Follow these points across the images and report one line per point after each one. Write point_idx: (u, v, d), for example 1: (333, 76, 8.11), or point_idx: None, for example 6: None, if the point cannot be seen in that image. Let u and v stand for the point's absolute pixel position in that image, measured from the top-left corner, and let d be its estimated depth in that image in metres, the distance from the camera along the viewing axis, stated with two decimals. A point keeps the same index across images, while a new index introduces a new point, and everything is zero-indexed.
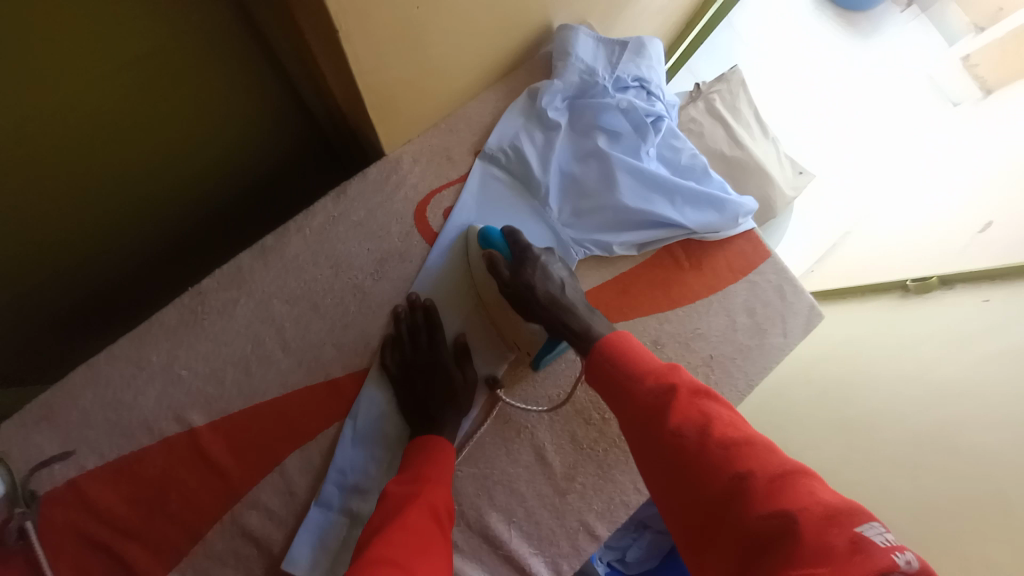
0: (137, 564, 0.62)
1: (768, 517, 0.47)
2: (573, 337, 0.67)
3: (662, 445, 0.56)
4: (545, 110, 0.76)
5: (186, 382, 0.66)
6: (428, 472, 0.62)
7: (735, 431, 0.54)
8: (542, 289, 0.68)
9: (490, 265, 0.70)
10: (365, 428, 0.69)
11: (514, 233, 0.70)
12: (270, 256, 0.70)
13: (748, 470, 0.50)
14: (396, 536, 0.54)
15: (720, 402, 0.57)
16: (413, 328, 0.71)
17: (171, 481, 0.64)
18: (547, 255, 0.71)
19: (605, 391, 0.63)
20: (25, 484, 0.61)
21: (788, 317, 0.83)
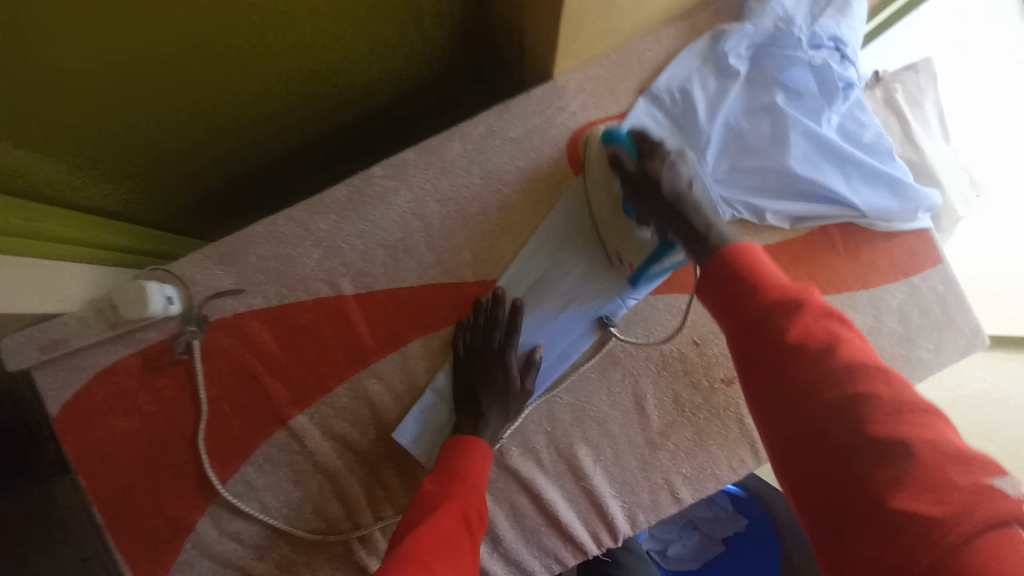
0: (276, 398, 0.71)
1: (891, 441, 0.40)
2: (690, 242, 0.58)
3: (769, 354, 0.49)
4: (727, 54, 0.73)
5: (343, 254, 0.74)
6: (464, 473, 0.61)
7: (866, 362, 0.46)
8: (669, 186, 0.59)
9: (612, 158, 0.64)
10: (472, 336, 0.71)
11: (642, 132, 0.63)
12: (431, 156, 0.75)
13: (874, 395, 0.43)
14: (427, 533, 0.52)
15: (852, 328, 0.49)
16: (490, 320, 0.71)
17: (315, 337, 0.72)
18: (679, 157, 0.62)
19: (711, 292, 0.56)
20: (200, 308, 0.72)
21: (947, 333, 0.75)
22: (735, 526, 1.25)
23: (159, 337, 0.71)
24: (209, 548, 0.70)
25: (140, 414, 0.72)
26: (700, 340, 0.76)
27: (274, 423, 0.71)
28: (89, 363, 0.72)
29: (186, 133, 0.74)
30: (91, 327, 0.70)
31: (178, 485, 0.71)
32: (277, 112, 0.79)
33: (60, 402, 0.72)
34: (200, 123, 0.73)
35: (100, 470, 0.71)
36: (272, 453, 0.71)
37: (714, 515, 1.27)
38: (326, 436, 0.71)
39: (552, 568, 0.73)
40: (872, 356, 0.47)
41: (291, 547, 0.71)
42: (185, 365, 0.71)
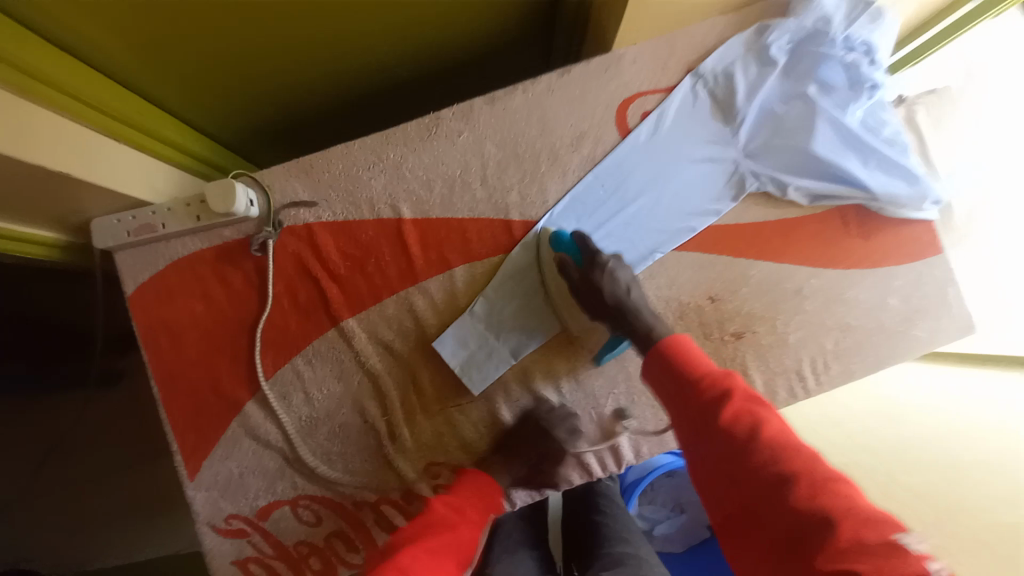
0: (333, 300, 0.80)
1: (815, 509, 0.45)
2: (634, 337, 0.69)
3: (708, 452, 0.54)
4: (769, 45, 0.81)
5: (406, 182, 0.82)
6: (473, 512, 0.67)
7: (782, 433, 0.51)
8: (608, 292, 0.72)
9: (559, 264, 0.76)
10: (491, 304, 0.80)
11: (582, 236, 0.76)
12: (496, 105, 0.83)
13: (793, 471, 0.48)
14: (433, 547, 0.58)
15: (771, 407, 0.54)
16: (515, 280, 0.80)
17: (373, 251, 0.81)
18: (616, 262, 0.75)
19: (661, 392, 0.63)
20: (276, 212, 0.81)
21: (942, 318, 0.81)
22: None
23: (235, 236, 0.80)
24: (254, 429, 0.77)
25: (207, 300, 0.80)
26: (716, 296, 0.81)
27: (328, 323, 0.80)
28: (169, 250, 0.80)
29: (270, 70, 0.80)
30: (179, 218, 0.78)
31: (233, 369, 0.79)
32: (352, 58, 0.83)
33: (136, 282, 0.80)
34: (281, 60, 0.78)
35: (163, 347, 0.79)
36: (321, 349, 0.79)
37: (702, 500, 1.26)
38: (371, 340, 0.80)
39: (559, 485, 0.79)
40: (793, 433, 0.52)
41: (327, 436, 0.78)
42: (254, 263, 0.80)
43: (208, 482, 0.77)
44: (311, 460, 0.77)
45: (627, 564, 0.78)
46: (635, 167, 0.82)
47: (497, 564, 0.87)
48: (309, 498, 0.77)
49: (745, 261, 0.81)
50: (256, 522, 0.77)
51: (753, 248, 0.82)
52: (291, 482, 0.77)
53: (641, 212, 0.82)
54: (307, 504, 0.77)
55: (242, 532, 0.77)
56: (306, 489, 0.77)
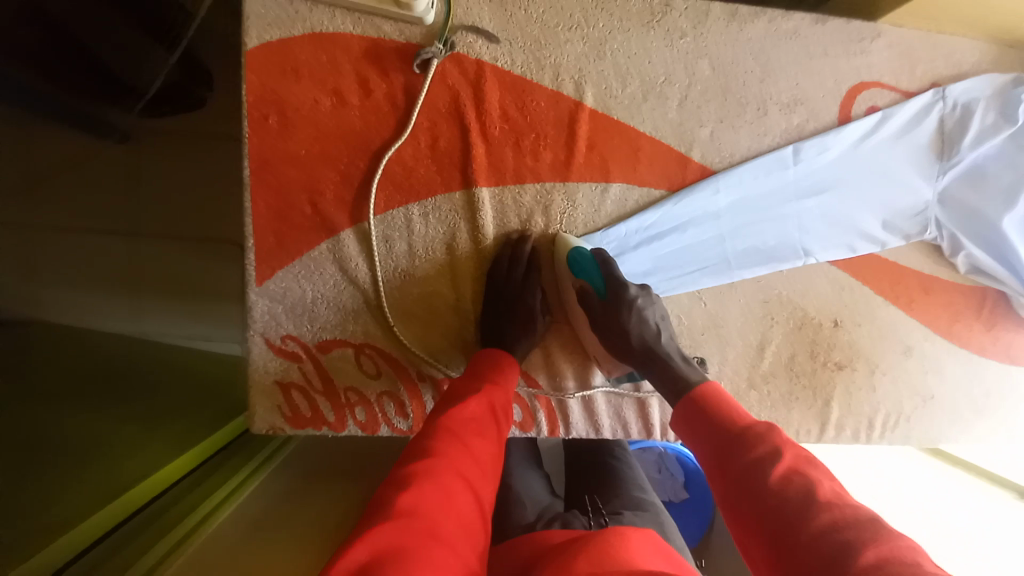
0: (475, 162, 0.70)
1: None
2: (663, 384, 0.66)
3: (755, 509, 0.50)
4: (1023, 100, 0.72)
5: (602, 64, 0.70)
6: (493, 374, 0.66)
7: (839, 501, 0.47)
8: (637, 338, 0.68)
9: (581, 294, 0.70)
10: (498, 280, 0.71)
11: (607, 263, 0.68)
12: (734, 23, 0.71)
13: (859, 536, 0.43)
14: (460, 413, 0.60)
15: (825, 470, 0.51)
16: (512, 261, 0.71)
17: (535, 126, 0.70)
18: (645, 299, 0.69)
19: (691, 438, 0.60)
20: (451, 31, 0.67)
21: (1006, 421, 0.84)
22: (672, 493, 1.28)
23: (393, 36, 0.67)
24: (344, 260, 0.70)
25: (337, 98, 0.67)
26: (840, 322, 0.79)
27: (459, 184, 0.70)
28: (311, 19, 0.66)
29: None
30: None
31: (338, 185, 0.69)
32: None
33: (261, 39, 0.66)
34: None
35: (269, 129, 0.67)
36: (441, 206, 0.70)
37: (659, 478, 1.29)
38: (495, 222, 0.72)
39: (616, 434, 0.79)
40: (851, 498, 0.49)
41: (414, 298, 0.72)
42: (406, 80, 0.67)
43: (275, 293, 0.70)
44: (391, 315, 0.71)
45: (647, 509, 0.86)
46: (831, 161, 0.75)
47: (514, 473, 0.90)
48: (376, 350, 0.72)
49: (880, 302, 0.80)
50: (313, 352, 0.71)
51: (894, 292, 0.80)
52: (363, 327, 0.71)
53: (813, 211, 0.75)
54: (371, 355, 0.72)
55: (295, 357, 0.71)
56: (376, 341, 0.72)
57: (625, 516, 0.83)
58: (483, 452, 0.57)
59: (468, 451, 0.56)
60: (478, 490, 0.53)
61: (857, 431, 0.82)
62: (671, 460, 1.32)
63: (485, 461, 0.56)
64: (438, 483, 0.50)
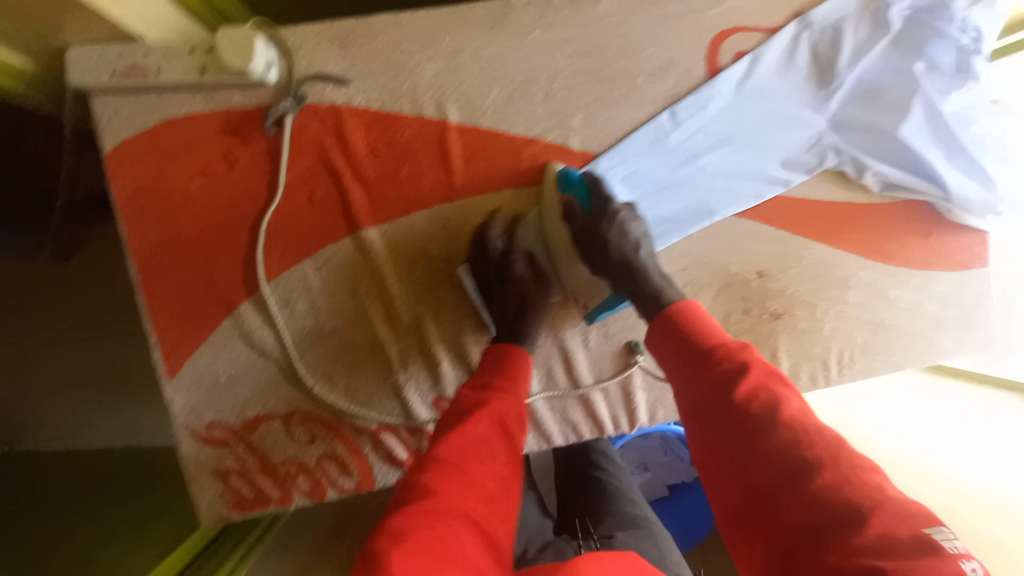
0: (356, 205, 0.69)
1: (840, 504, 0.37)
2: (641, 299, 0.61)
3: (723, 428, 0.46)
4: (889, 6, 0.71)
5: (458, 78, 0.69)
6: (467, 390, 0.61)
7: (803, 417, 0.44)
8: (615, 247, 0.63)
9: (565, 208, 0.67)
10: (404, 310, 0.71)
11: (594, 181, 0.66)
12: (577, 4, 0.70)
13: (817, 458, 0.41)
14: (443, 438, 0.55)
15: (793, 387, 0.47)
16: (411, 290, 0.71)
17: (407, 155, 0.70)
18: (628, 214, 0.65)
19: (661, 357, 0.55)
20: (298, 84, 0.66)
21: (970, 330, 0.81)
22: (685, 475, 1.25)
23: (244, 104, 0.66)
24: (248, 332, 0.69)
25: (205, 176, 0.67)
26: (765, 272, 0.77)
27: (347, 229, 0.69)
28: (161, 107, 0.66)
29: None
30: (176, 68, 0.64)
31: (226, 260, 0.68)
32: None
33: (118, 139, 0.66)
34: None
35: (146, 222, 0.67)
36: (334, 256, 0.69)
37: (669, 462, 1.26)
38: (393, 257, 0.70)
39: (568, 438, 0.77)
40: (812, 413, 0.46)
41: (333, 354, 0.70)
42: (267, 142, 0.67)
43: (189, 381, 0.69)
44: (311, 377, 0.69)
45: (640, 525, 0.82)
46: (712, 115, 0.74)
47: None
48: (304, 415, 0.70)
49: (800, 241, 0.78)
50: (239, 432, 0.70)
51: (813, 228, 0.78)
52: (285, 394, 0.70)
53: (708, 167, 0.74)
54: (301, 421, 0.70)
55: (224, 441, 0.70)
56: (300, 406, 0.70)
57: (617, 536, 0.78)
58: (478, 473, 0.53)
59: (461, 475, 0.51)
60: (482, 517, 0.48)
61: (817, 375, 0.79)
62: (675, 441, 1.29)
63: (480, 481, 0.52)
64: (429, 503, 0.47)
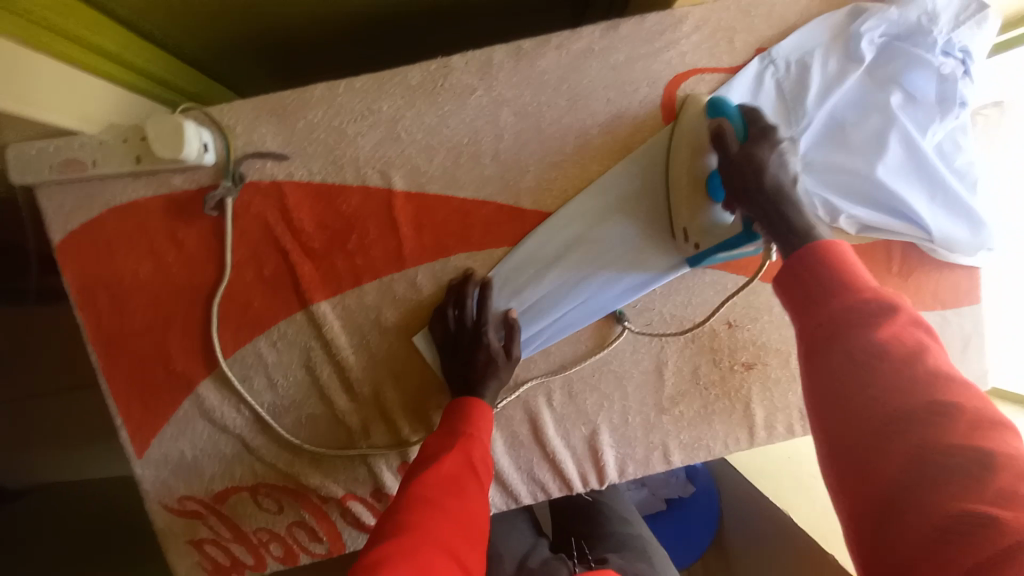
0: (304, 279, 0.68)
1: (973, 458, 0.35)
2: (783, 233, 0.50)
3: (858, 358, 0.41)
4: (862, 35, 0.66)
5: (401, 145, 0.67)
6: (465, 426, 0.63)
7: (946, 372, 0.39)
8: (774, 177, 0.51)
9: (716, 136, 0.57)
10: (359, 383, 0.70)
11: (756, 112, 0.55)
12: (520, 59, 0.68)
13: (957, 409, 0.37)
14: (433, 475, 0.57)
15: (938, 338, 0.42)
16: (366, 362, 0.70)
17: (353, 226, 0.68)
18: (789, 145, 0.53)
19: (784, 290, 0.47)
20: (237, 164, 0.65)
21: (958, 370, 0.77)
22: (680, 490, 1.25)
23: (185, 186, 0.66)
24: (210, 411, 0.70)
25: (154, 260, 0.67)
26: (734, 323, 0.74)
27: (296, 305, 0.68)
28: (105, 195, 0.66)
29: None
30: (113, 158, 0.63)
31: (183, 341, 0.68)
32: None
33: (66, 229, 0.66)
34: None
35: (102, 308, 0.68)
36: (286, 333, 0.68)
37: (666, 476, 1.26)
38: (347, 330, 0.69)
39: (536, 496, 0.77)
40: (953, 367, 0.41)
41: (293, 427, 0.70)
42: (210, 223, 0.66)
43: (159, 458, 0.71)
44: (274, 449, 0.71)
45: (634, 548, 0.84)
46: None
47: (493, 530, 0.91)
48: (270, 486, 0.72)
49: (770, 289, 0.74)
50: (211, 505, 0.72)
51: (784, 275, 0.74)
52: (251, 467, 0.71)
53: None
54: (267, 492, 0.72)
55: (197, 514, 0.72)
56: (266, 478, 0.72)
57: (612, 560, 0.81)
58: (464, 512, 0.54)
59: (447, 513, 0.53)
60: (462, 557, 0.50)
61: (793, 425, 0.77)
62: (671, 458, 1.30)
63: (467, 518, 0.54)
64: (417, 562, 0.47)
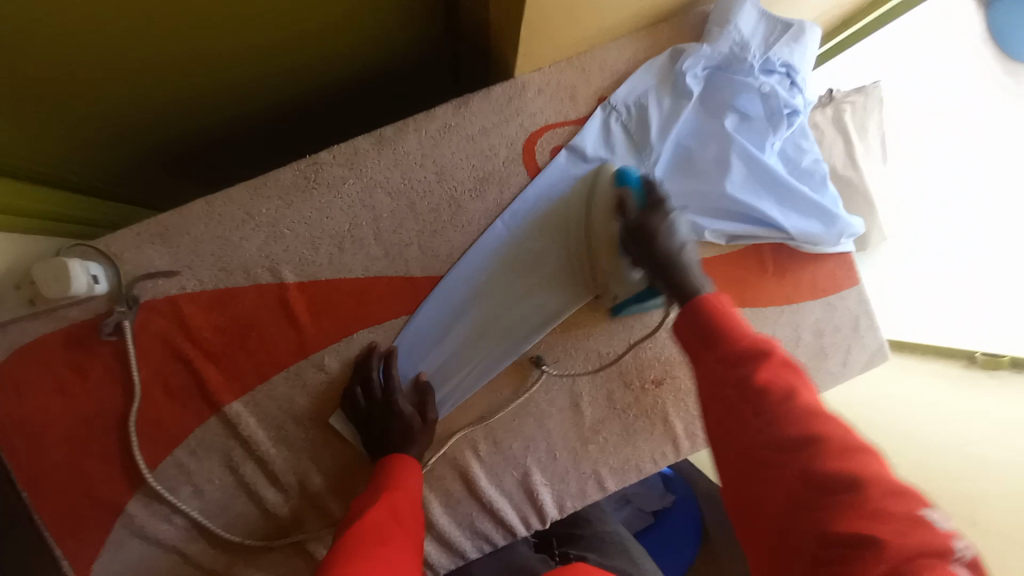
0: (211, 386, 0.70)
1: (844, 480, 0.42)
2: (672, 285, 0.61)
3: (744, 404, 0.49)
4: (685, 73, 0.73)
5: (286, 242, 0.72)
6: (386, 481, 0.65)
7: (815, 406, 0.47)
8: (664, 243, 0.63)
9: (620, 201, 0.67)
10: (283, 474, 0.72)
11: (651, 182, 0.66)
12: (385, 145, 0.73)
13: (826, 441, 0.45)
14: (356, 532, 0.57)
15: (803, 372, 0.50)
16: (288, 452, 0.72)
17: (251, 325, 0.71)
18: (677, 214, 0.66)
19: (690, 334, 0.56)
20: (129, 288, 0.68)
21: (854, 349, 0.82)
22: (661, 501, 1.25)
23: (82, 317, 0.68)
24: (140, 529, 0.71)
25: (64, 393, 0.69)
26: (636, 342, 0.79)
27: (208, 410, 0.70)
28: (7, 340, 0.68)
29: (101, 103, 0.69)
30: (12, 304, 0.68)
31: (103, 466, 0.70)
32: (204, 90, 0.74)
33: None
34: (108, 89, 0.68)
35: (19, 449, 0.69)
36: (203, 439, 0.70)
37: (646, 490, 1.25)
38: (263, 425, 0.72)
39: (482, 548, 0.77)
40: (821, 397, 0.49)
41: (224, 532, 0.71)
42: (113, 348, 0.69)
43: None
44: (211, 556, 0.71)
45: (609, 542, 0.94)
46: (542, 213, 0.75)
47: None
48: None
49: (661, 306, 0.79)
50: None
51: None
52: None
53: (555, 261, 0.75)
54: None
55: None
56: None
57: (590, 557, 0.90)
58: (389, 563, 0.55)
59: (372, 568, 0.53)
60: None
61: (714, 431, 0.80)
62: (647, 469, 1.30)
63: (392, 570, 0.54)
64: None
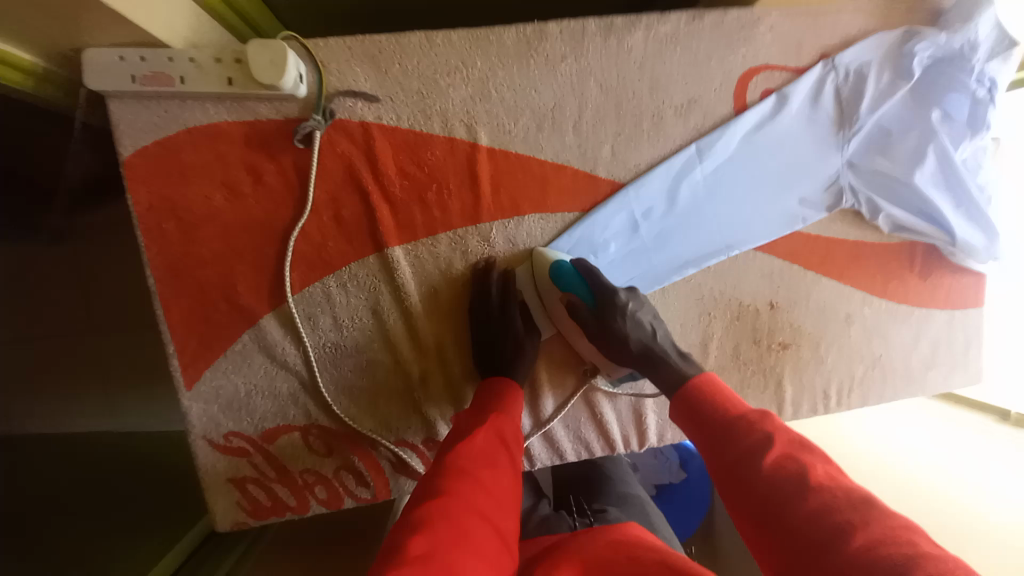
0: (383, 224, 0.68)
1: (883, 561, 0.38)
2: (661, 379, 0.66)
3: (754, 490, 0.49)
4: (912, 56, 0.73)
5: (490, 103, 0.69)
6: (495, 404, 0.63)
7: (833, 482, 0.46)
8: (637, 342, 0.67)
9: (570, 307, 0.68)
10: (426, 332, 0.72)
11: (591, 275, 0.68)
12: (612, 34, 0.70)
13: (854, 522, 0.42)
14: (467, 446, 0.56)
15: (817, 450, 0.50)
16: (436, 311, 0.72)
17: (435, 176, 0.69)
18: (635, 302, 0.68)
19: (694, 431, 0.59)
20: (328, 101, 0.65)
21: (958, 367, 0.86)
22: (672, 476, 1.19)
23: (271, 116, 0.65)
24: (269, 346, 0.69)
25: (229, 189, 0.65)
26: (776, 304, 0.80)
27: (371, 248, 0.69)
28: (183, 115, 0.64)
29: None
30: (201, 76, 0.61)
31: (247, 274, 0.67)
32: None
33: (135, 145, 0.63)
34: None
35: (165, 233, 0.65)
36: (358, 275, 0.69)
37: (657, 463, 1.20)
38: (418, 279, 0.71)
39: (580, 455, 0.80)
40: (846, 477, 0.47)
41: (353, 372, 0.71)
42: (294, 158, 0.66)
43: (208, 393, 0.69)
44: (330, 394, 0.71)
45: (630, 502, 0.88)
46: (734, 151, 0.75)
47: None
48: (324, 427, 0.72)
49: (811, 277, 0.80)
50: (259, 443, 0.71)
51: (823, 264, 0.80)
52: (305, 408, 0.71)
53: (735, 201, 0.75)
54: (319, 435, 0.72)
55: (243, 452, 0.71)
56: (320, 420, 0.71)
57: (610, 510, 0.85)
58: (494, 481, 0.54)
59: (480, 482, 0.52)
60: (496, 520, 0.50)
61: (816, 404, 0.83)
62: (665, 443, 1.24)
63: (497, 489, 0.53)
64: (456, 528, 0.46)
